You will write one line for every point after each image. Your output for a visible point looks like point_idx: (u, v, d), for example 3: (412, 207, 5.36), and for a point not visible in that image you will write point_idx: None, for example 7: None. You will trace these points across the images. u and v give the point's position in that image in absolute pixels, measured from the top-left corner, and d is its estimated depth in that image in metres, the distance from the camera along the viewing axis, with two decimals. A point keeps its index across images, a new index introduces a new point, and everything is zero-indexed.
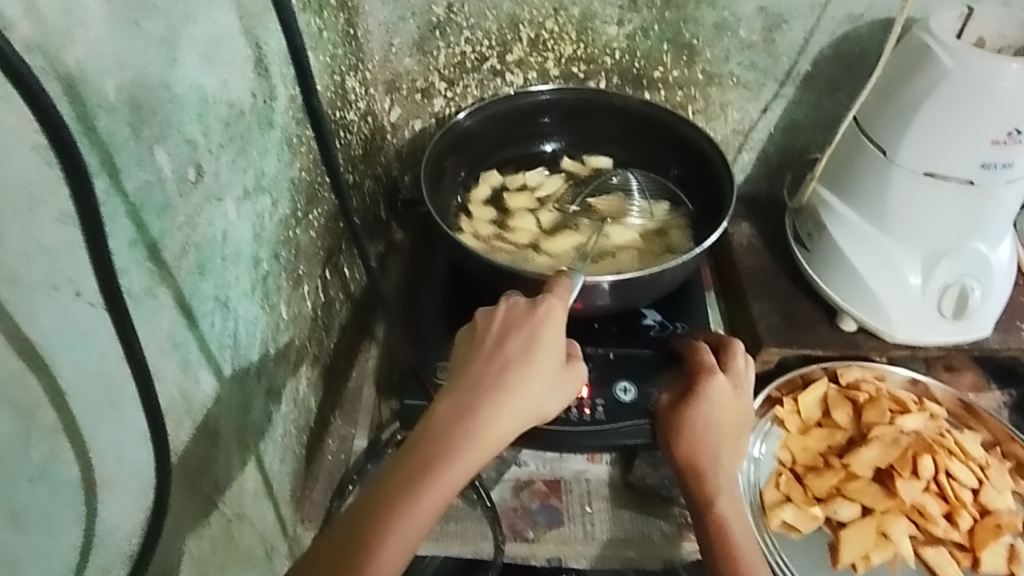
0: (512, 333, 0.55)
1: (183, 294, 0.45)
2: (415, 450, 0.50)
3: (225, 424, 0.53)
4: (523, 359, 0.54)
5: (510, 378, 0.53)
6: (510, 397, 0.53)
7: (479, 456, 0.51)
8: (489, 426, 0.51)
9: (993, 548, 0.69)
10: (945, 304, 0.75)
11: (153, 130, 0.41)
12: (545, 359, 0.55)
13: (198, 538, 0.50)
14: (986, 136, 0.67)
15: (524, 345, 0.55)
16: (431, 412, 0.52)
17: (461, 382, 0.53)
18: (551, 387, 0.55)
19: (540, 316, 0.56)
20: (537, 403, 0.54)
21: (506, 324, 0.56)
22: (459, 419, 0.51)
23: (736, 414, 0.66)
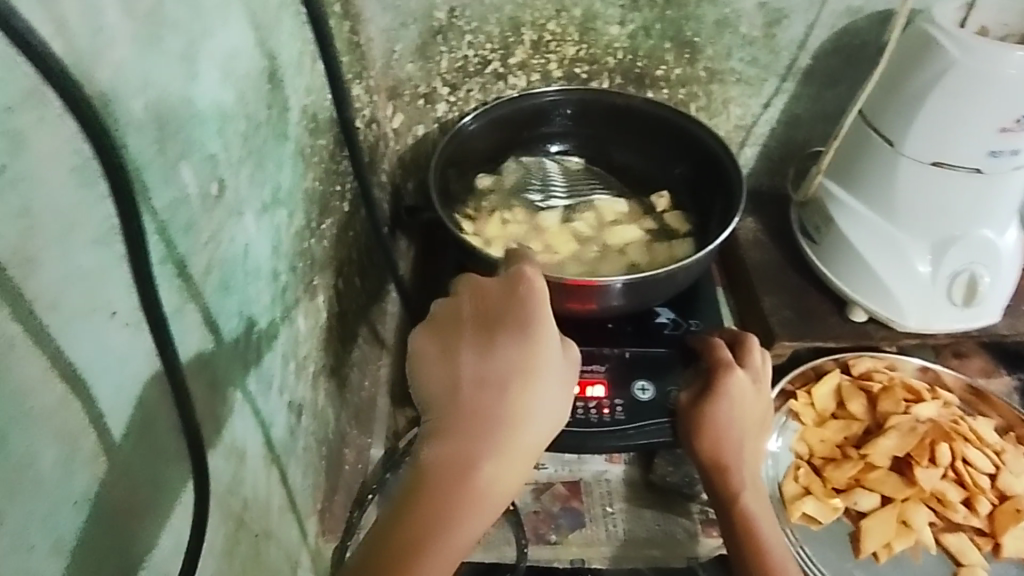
0: (496, 338, 0.50)
1: (209, 311, 0.45)
2: (430, 495, 0.47)
3: (251, 439, 0.52)
4: (522, 371, 0.49)
5: (512, 397, 0.49)
6: (515, 418, 0.49)
7: (494, 488, 0.48)
8: (508, 452, 0.48)
9: (1014, 534, 0.70)
10: (955, 290, 0.76)
11: (178, 147, 0.40)
12: (549, 361, 0.50)
13: (229, 557, 0.50)
14: (993, 124, 0.67)
15: (518, 355, 0.49)
16: (434, 449, 0.48)
17: (449, 409, 0.49)
18: (557, 390, 0.51)
19: (526, 310, 0.51)
20: (546, 413, 0.50)
21: (485, 328, 0.51)
22: (460, 454, 0.48)
23: (758, 409, 0.67)
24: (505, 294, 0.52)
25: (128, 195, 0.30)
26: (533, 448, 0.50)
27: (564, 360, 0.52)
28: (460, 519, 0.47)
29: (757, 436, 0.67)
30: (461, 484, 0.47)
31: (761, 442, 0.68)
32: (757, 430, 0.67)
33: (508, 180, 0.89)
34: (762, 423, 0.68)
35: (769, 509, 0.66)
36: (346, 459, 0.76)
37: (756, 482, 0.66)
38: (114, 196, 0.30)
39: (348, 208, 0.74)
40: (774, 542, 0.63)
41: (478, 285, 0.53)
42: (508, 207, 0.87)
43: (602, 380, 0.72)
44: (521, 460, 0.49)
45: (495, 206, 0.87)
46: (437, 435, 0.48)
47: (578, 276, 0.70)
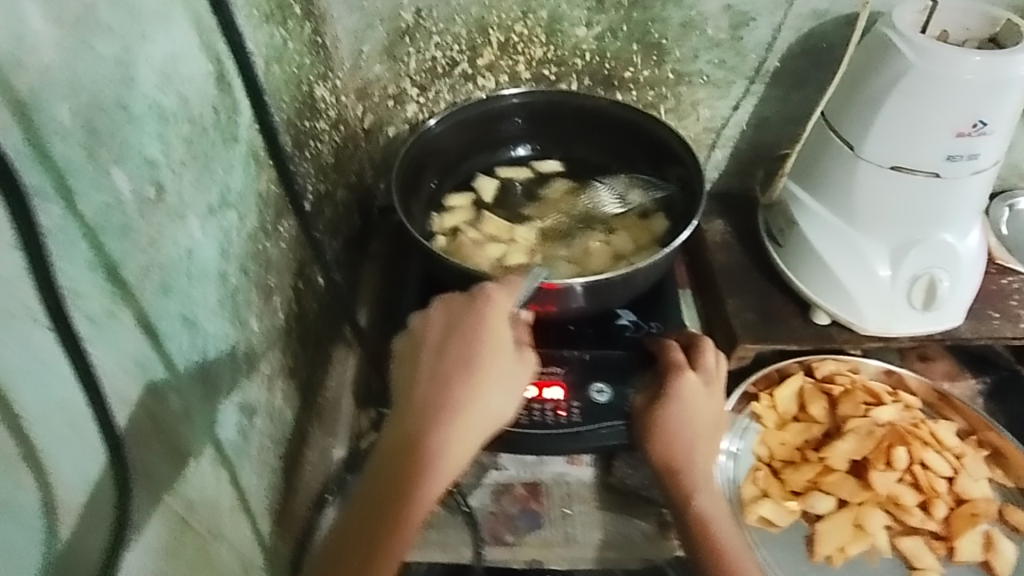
0: (450, 341, 0.61)
1: (148, 315, 0.45)
2: (390, 473, 0.56)
3: (196, 442, 0.52)
4: (469, 368, 0.59)
5: (459, 388, 0.58)
6: (463, 407, 0.58)
7: (442, 470, 0.56)
8: (458, 438, 0.57)
9: (969, 537, 0.71)
10: (915, 294, 0.76)
11: (111, 151, 0.40)
12: (495, 357, 0.60)
13: (172, 560, 0.50)
14: (952, 128, 0.68)
15: (466, 353, 0.60)
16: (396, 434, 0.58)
17: (408, 403, 0.59)
18: (504, 385, 0.61)
19: (479, 322, 0.61)
20: (490, 404, 0.59)
21: (445, 334, 0.61)
22: (413, 439, 0.57)
23: (712, 410, 0.67)
24: (465, 305, 0.62)
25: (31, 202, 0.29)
26: (481, 437, 0.59)
27: (514, 361, 0.62)
28: (413, 496, 0.56)
29: (712, 436, 0.67)
30: (412, 467, 0.56)
31: (716, 441, 0.68)
32: (712, 429, 0.67)
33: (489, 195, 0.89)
34: (717, 422, 0.68)
35: (726, 510, 0.66)
36: (307, 459, 0.76)
37: (711, 483, 0.66)
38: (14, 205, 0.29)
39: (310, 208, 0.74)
40: (731, 544, 0.63)
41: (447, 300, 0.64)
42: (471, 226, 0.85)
43: (561, 383, 0.72)
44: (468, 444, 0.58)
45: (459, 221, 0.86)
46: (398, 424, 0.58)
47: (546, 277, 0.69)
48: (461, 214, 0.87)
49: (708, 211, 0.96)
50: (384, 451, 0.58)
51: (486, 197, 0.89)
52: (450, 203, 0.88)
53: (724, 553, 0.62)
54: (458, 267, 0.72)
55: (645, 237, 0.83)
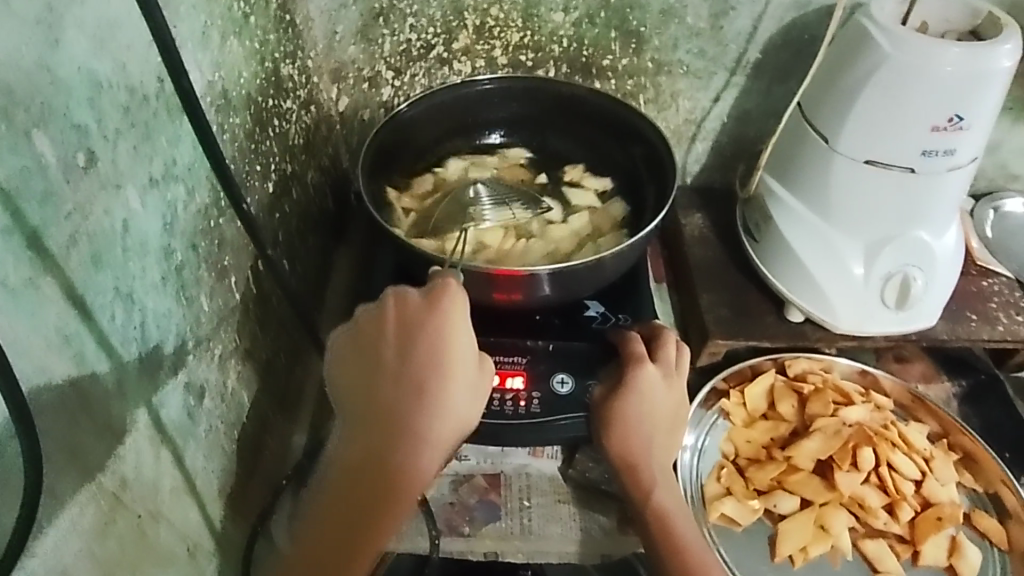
0: (412, 342, 0.58)
1: (74, 285, 0.44)
2: (359, 485, 0.56)
3: (132, 419, 0.51)
4: (435, 377, 0.57)
5: (430, 393, 0.56)
6: (433, 413, 0.56)
7: (416, 481, 0.56)
8: (430, 451, 0.56)
9: (934, 541, 0.69)
10: (889, 292, 0.74)
11: (31, 114, 0.39)
12: (460, 359, 0.58)
13: (102, 537, 0.49)
14: (927, 122, 0.66)
15: (431, 355, 0.57)
16: (361, 446, 0.56)
17: (372, 412, 0.57)
18: (472, 386, 0.59)
19: (442, 328, 0.58)
20: (461, 406, 0.58)
21: (406, 334, 0.58)
22: (382, 450, 0.56)
23: (671, 404, 0.66)
24: (425, 304, 0.59)
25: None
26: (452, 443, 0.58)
27: (477, 366, 0.60)
28: (386, 507, 0.56)
29: (672, 429, 0.66)
30: (383, 479, 0.56)
31: (675, 434, 0.67)
32: (672, 423, 0.66)
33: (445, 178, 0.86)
34: (677, 415, 0.66)
35: (686, 507, 0.65)
36: (266, 444, 0.75)
37: (670, 478, 0.65)
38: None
39: (273, 189, 0.73)
40: (692, 541, 0.62)
41: (401, 296, 0.60)
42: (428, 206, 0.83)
43: (522, 373, 0.71)
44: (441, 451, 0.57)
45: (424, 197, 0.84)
46: (362, 430, 0.57)
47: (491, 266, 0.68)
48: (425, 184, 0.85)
49: (687, 205, 0.95)
50: (351, 463, 0.56)
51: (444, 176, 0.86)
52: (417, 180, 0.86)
53: (684, 551, 0.61)
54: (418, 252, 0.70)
55: (608, 224, 0.84)
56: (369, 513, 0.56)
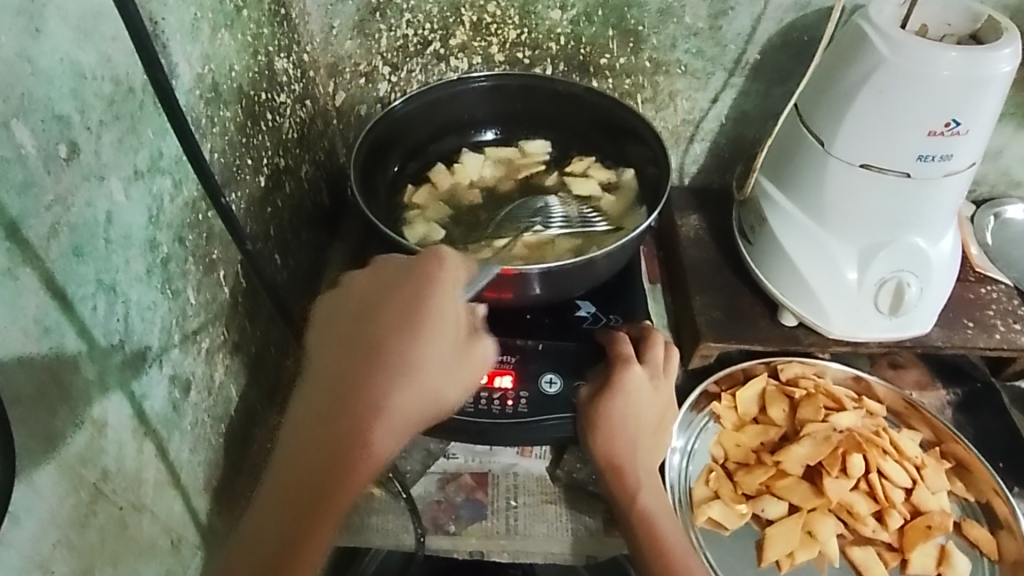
0: (386, 306, 0.54)
1: (55, 277, 0.43)
2: (310, 450, 0.49)
3: (114, 412, 0.51)
4: (410, 341, 0.52)
5: (391, 360, 0.51)
6: (397, 377, 0.51)
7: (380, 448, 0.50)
8: (396, 418, 0.51)
9: (922, 550, 0.69)
10: (882, 298, 0.74)
11: (11, 105, 0.39)
12: (434, 329, 0.53)
13: (82, 529, 0.49)
14: (923, 127, 0.65)
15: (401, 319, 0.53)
16: (319, 407, 0.50)
17: (336, 372, 0.51)
18: (444, 360, 0.53)
19: (424, 292, 0.54)
20: (425, 379, 0.52)
21: (380, 299, 0.54)
22: (344, 412, 0.50)
23: (656, 405, 0.66)
24: (408, 269, 0.55)
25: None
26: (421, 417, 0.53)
27: (457, 341, 0.55)
28: (338, 479, 0.49)
29: (655, 429, 0.66)
30: (341, 445, 0.49)
31: (659, 434, 0.67)
32: (655, 420, 0.66)
33: (463, 175, 0.86)
34: (661, 414, 0.67)
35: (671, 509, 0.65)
36: (254, 438, 0.75)
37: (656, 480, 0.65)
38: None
39: (265, 183, 0.73)
40: (678, 542, 0.62)
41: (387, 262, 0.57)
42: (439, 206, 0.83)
43: (511, 372, 0.70)
44: (401, 427, 0.52)
45: (442, 195, 0.85)
46: (315, 395, 0.51)
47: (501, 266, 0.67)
48: (446, 180, 0.86)
49: (684, 205, 0.94)
50: (305, 425, 0.50)
51: (463, 174, 0.86)
52: (437, 177, 0.86)
53: (670, 552, 0.61)
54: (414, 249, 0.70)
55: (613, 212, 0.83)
56: (312, 489, 0.49)
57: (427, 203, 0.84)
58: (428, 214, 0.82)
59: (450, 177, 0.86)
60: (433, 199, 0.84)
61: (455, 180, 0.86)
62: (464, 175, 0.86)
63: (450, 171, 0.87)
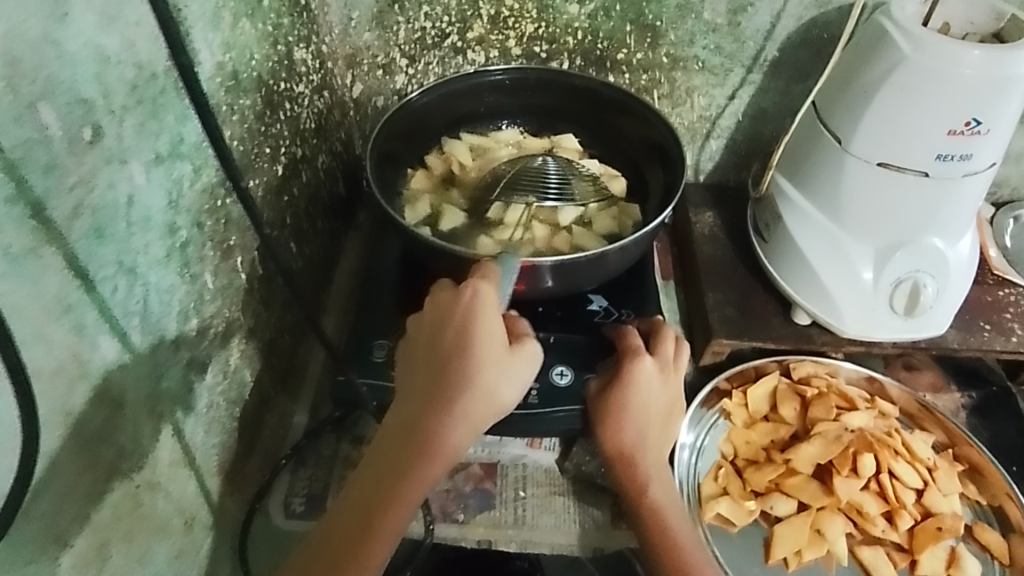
0: (437, 333, 0.57)
1: (77, 256, 0.44)
2: (386, 458, 0.55)
3: (132, 392, 0.52)
4: (463, 359, 0.55)
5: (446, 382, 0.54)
6: (455, 395, 0.54)
7: (447, 454, 0.54)
8: (456, 429, 0.54)
9: (932, 552, 0.68)
10: (897, 298, 0.73)
11: (36, 86, 0.40)
12: (482, 352, 0.55)
13: (98, 505, 0.50)
14: (943, 126, 0.65)
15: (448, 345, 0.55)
16: (394, 421, 0.56)
17: (407, 391, 0.57)
18: (496, 373, 0.55)
19: (469, 313, 0.55)
20: (479, 396, 0.55)
21: (434, 325, 0.57)
22: (411, 424, 0.55)
23: (666, 398, 0.66)
24: (456, 295, 0.57)
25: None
26: (481, 425, 0.56)
27: (506, 353, 0.57)
28: (407, 483, 0.54)
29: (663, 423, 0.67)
30: (409, 453, 0.54)
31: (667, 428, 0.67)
32: (664, 415, 0.67)
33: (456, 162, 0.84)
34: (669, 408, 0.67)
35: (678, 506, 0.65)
36: (266, 423, 0.76)
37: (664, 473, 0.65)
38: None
39: (282, 172, 0.74)
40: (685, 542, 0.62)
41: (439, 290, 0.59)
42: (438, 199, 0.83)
43: None
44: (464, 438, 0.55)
45: (436, 179, 0.85)
46: (389, 418, 0.57)
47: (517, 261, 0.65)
48: (437, 164, 0.85)
49: (700, 202, 0.94)
50: (384, 436, 0.56)
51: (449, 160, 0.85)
52: (431, 162, 0.86)
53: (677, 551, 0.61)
54: (443, 246, 0.69)
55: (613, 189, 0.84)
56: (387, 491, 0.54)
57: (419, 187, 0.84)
58: (426, 197, 0.83)
59: (441, 162, 0.86)
60: (433, 185, 0.84)
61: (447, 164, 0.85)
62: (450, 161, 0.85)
63: (441, 156, 0.86)
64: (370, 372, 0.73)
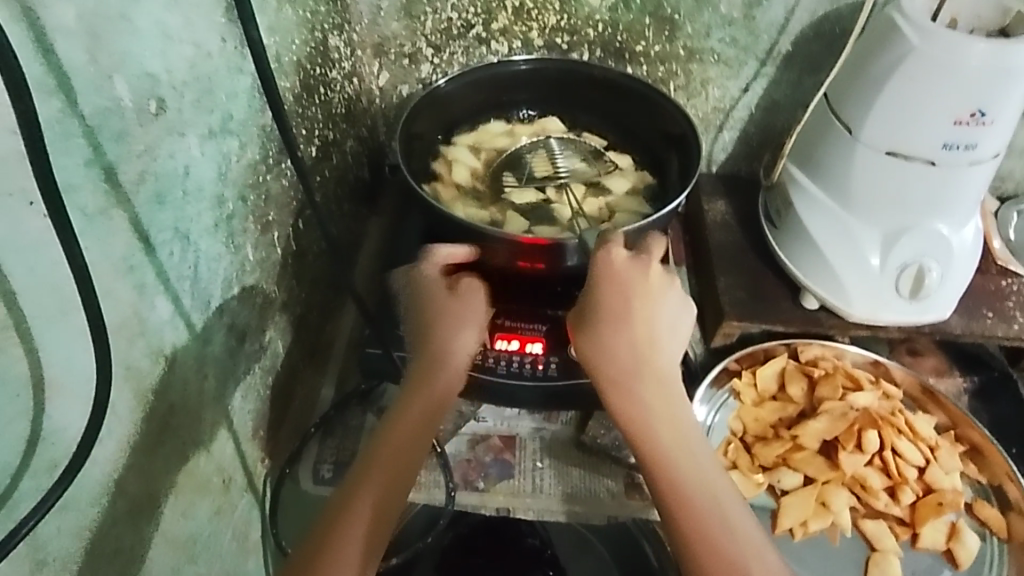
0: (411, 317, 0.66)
1: (141, 220, 0.48)
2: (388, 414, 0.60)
3: (182, 352, 0.56)
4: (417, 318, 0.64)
5: (424, 348, 0.62)
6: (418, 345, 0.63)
7: (429, 393, 0.60)
8: (426, 375, 0.61)
9: (933, 525, 0.71)
10: (903, 282, 0.76)
11: (113, 60, 0.43)
12: (435, 310, 0.64)
13: (151, 456, 0.53)
14: (950, 116, 0.68)
15: (421, 319, 0.64)
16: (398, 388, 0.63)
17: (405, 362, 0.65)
18: (460, 323, 0.63)
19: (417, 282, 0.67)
20: (458, 353, 0.62)
21: (407, 310, 0.67)
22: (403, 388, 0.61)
23: (625, 346, 0.56)
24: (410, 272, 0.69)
25: (17, 77, 0.33)
26: (452, 367, 0.61)
27: (454, 304, 0.64)
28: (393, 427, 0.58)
29: (642, 353, 0.56)
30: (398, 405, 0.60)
31: (658, 360, 0.56)
32: (628, 345, 0.56)
33: (464, 168, 0.87)
34: (637, 329, 0.56)
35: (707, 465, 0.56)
36: (296, 395, 0.80)
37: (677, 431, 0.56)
38: (6, 76, 0.33)
39: (315, 153, 0.77)
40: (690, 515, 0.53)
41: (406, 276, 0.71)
42: (462, 207, 0.84)
43: (541, 339, 0.75)
44: (438, 377, 0.61)
45: (457, 188, 0.86)
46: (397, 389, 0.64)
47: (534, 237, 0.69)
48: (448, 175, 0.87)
49: (712, 192, 0.97)
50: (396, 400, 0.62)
51: (459, 168, 0.87)
52: (443, 174, 0.87)
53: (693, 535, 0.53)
54: (478, 228, 0.71)
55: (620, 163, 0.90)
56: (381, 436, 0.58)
57: (452, 197, 0.85)
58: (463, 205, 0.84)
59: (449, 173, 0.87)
60: (459, 194, 0.85)
61: (455, 173, 0.87)
62: (460, 168, 0.87)
63: (447, 168, 0.88)
64: (398, 345, 0.77)
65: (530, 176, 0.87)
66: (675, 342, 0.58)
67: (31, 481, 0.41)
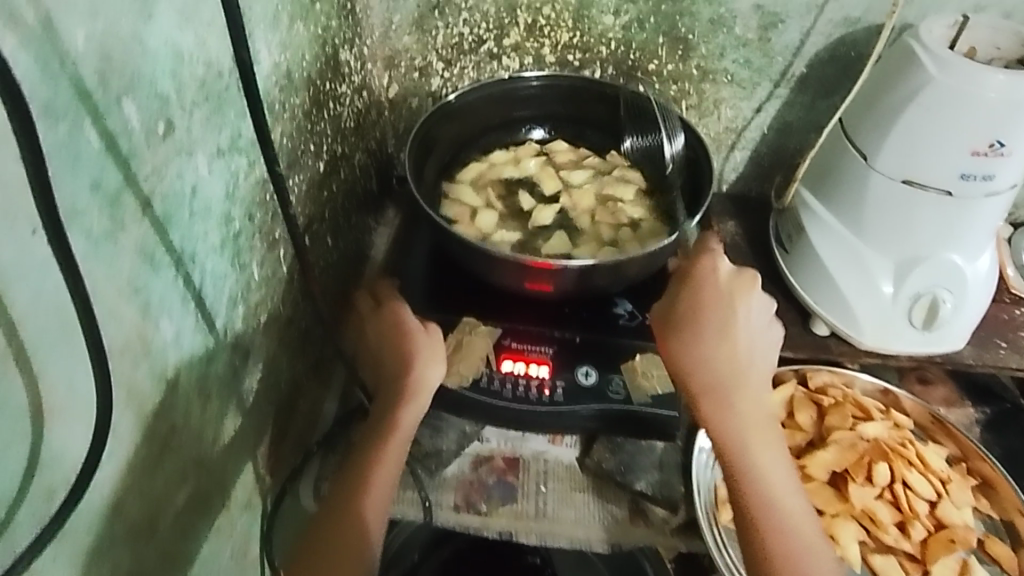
0: (383, 354, 0.73)
1: (147, 241, 0.47)
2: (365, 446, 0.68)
3: (186, 373, 0.55)
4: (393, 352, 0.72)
5: (398, 389, 0.69)
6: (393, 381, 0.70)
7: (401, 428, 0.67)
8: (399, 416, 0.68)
9: (944, 562, 0.70)
10: (915, 312, 0.75)
11: (122, 82, 0.42)
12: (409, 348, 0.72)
13: (151, 478, 0.53)
14: (967, 147, 0.67)
15: (401, 356, 0.71)
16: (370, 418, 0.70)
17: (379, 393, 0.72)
18: (430, 363, 0.71)
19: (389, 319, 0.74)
20: (424, 389, 0.69)
21: (376, 341, 0.74)
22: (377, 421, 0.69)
23: (728, 355, 0.67)
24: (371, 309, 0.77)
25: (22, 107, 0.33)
26: (418, 401, 0.68)
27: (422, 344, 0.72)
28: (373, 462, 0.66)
29: (737, 370, 0.66)
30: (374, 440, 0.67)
31: (751, 379, 0.67)
32: (724, 351, 0.67)
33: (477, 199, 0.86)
34: (736, 340, 0.67)
35: (779, 471, 0.65)
36: (299, 409, 0.79)
37: (760, 443, 0.65)
38: (4, 95, 0.32)
39: (324, 168, 0.77)
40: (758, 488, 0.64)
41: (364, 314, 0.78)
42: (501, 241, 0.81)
43: (548, 362, 0.74)
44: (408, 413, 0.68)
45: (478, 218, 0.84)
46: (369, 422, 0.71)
47: (540, 260, 0.69)
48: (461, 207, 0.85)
49: (722, 212, 0.96)
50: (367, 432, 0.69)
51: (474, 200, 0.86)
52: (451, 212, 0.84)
53: (765, 528, 0.63)
54: (488, 249, 0.71)
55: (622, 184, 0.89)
56: (361, 467, 0.66)
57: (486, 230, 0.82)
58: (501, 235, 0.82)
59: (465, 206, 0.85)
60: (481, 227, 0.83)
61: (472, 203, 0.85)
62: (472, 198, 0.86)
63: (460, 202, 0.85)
64: None
65: (542, 196, 0.87)
66: (761, 354, 0.69)
67: (28, 510, 0.40)
